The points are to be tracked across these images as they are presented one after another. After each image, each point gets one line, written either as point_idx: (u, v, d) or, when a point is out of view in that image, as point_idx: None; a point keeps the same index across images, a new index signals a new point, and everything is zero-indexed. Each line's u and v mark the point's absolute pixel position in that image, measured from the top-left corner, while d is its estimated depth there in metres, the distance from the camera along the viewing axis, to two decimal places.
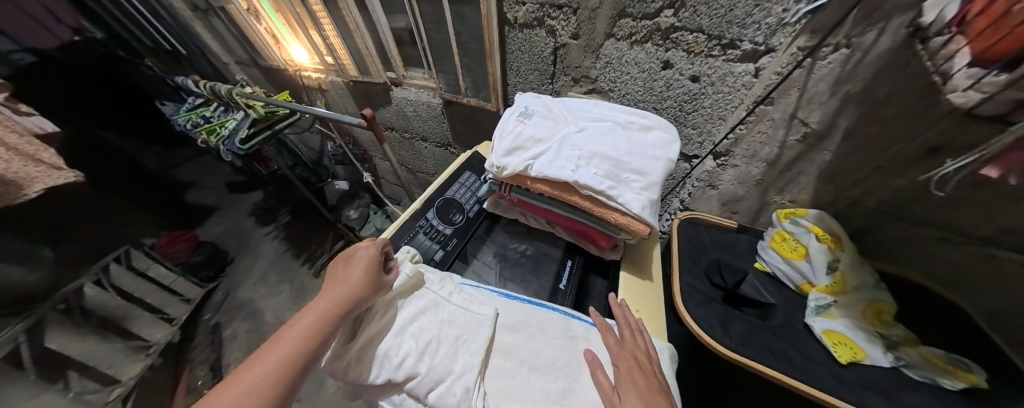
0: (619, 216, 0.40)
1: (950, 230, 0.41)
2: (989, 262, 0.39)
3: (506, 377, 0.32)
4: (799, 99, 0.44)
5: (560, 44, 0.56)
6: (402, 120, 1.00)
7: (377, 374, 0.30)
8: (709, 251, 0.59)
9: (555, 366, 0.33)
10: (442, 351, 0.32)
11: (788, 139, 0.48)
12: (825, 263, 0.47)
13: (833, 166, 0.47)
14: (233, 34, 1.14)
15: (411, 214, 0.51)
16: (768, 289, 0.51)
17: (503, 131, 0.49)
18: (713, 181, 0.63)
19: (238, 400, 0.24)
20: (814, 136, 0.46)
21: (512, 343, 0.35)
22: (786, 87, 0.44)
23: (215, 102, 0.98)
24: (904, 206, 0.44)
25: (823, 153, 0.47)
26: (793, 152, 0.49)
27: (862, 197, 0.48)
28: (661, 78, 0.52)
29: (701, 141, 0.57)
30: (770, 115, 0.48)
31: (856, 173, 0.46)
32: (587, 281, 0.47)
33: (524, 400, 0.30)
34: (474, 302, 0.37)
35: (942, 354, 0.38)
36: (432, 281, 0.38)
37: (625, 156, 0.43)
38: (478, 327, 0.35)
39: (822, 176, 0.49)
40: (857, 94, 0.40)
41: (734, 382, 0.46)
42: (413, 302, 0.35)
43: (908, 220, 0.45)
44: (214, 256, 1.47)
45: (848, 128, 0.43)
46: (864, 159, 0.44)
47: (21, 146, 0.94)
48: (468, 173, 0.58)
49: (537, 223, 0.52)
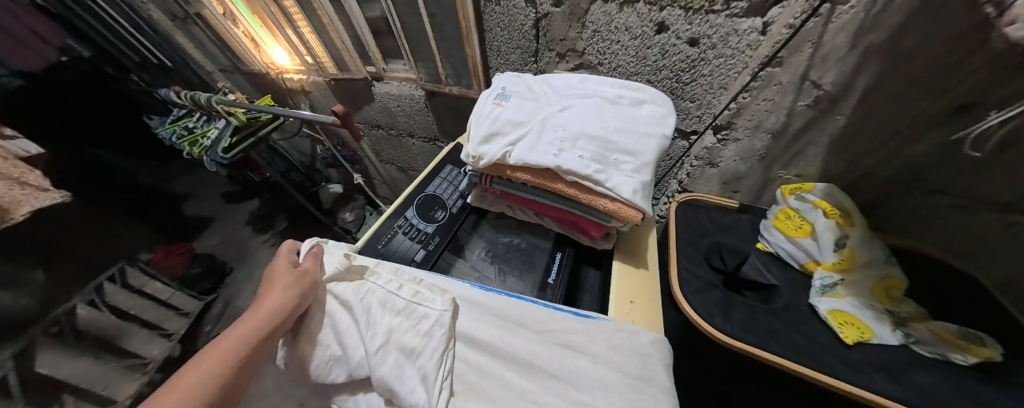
0: (608, 201, 0.36)
1: (972, 198, 0.38)
2: (1011, 230, 0.37)
3: (478, 374, 0.32)
4: (811, 57, 0.40)
5: (541, 15, 0.51)
6: (388, 116, 0.98)
7: (337, 373, 0.32)
8: (709, 234, 0.55)
9: (531, 365, 0.31)
10: (397, 355, 0.31)
11: (797, 105, 0.44)
12: (833, 240, 0.44)
13: (845, 134, 0.44)
14: (213, 41, 1.13)
15: (390, 211, 0.47)
16: (772, 270, 0.48)
17: (478, 116, 0.42)
18: (713, 159, 0.59)
19: (232, 351, 0.31)
20: (827, 99, 0.42)
21: (486, 340, 0.33)
22: (798, 42, 0.39)
23: (198, 111, 0.99)
24: (921, 173, 0.41)
25: (835, 119, 0.43)
26: (802, 120, 0.46)
27: (875, 167, 0.45)
28: (656, 44, 0.47)
29: (700, 114, 0.54)
30: (779, 79, 0.44)
31: (871, 141, 0.43)
32: (580, 273, 0.43)
33: (494, 401, 0.30)
34: (429, 296, 0.34)
35: (955, 328, 0.35)
36: (382, 275, 0.36)
37: (615, 135, 0.38)
38: (434, 328, 0.32)
39: (833, 146, 0.46)
40: (881, 46, 0.35)
41: (753, 371, 0.42)
42: (362, 299, 0.34)
43: (929, 190, 0.42)
44: (211, 268, 1.38)
45: (865, 88, 0.39)
46: (881, 123, 0.40)
47: (5, 170, 0.82)
48: (451, 166, 0.53)
49: (525, 216, 0.48)
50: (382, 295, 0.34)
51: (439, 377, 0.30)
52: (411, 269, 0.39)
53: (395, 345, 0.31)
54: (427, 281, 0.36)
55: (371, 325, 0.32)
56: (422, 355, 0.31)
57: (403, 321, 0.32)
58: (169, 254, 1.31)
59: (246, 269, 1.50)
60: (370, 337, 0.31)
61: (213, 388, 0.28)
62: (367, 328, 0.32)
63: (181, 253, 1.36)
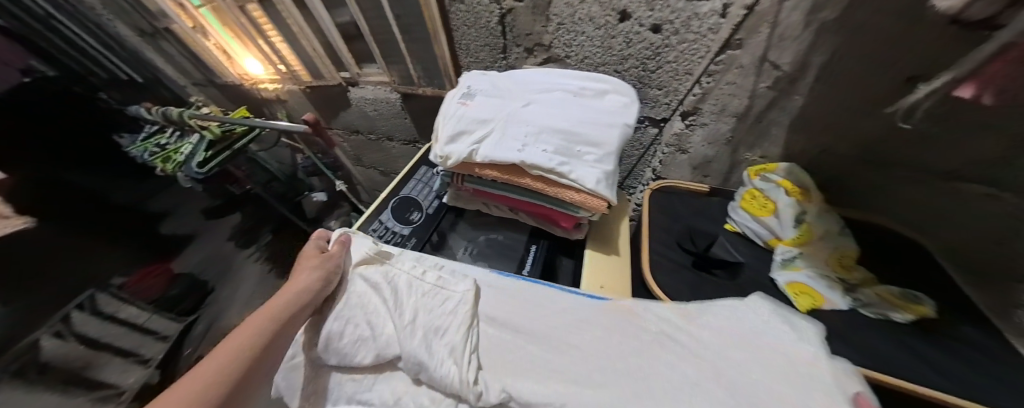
0: (575, 192, 0.37)
1: (920, 169, 0.41)
2: (952, 193, 0.39)
3: (502, 350, 0.34)
4: (769, 37, 0.40)
5: (506, 10, 0.51)
6: (366, 121, 0.98)
7: (365, 355, 0.34)
8: (682, 218, 0.57)
9: (548, 338, 0.35)
10: (420, 331, 0.34)
11: (758, 86, 0.46)
12: (793, 217, 0.46)
13: (805, 112, 0.45)
14: (181, 54, 1.09)
15: (366, 215, 0.48)
16: (739, 249, 0.51)
17: (445, 116, 0.42)
18: (682, 145, 0.62)
19: (265, 319, 0.32)
20: (785, 79, 0.43)
21: (505, 319, 0.37)
22: (754, 23, 0.39)
23: (171, 127, 0.97)
24: (871, 147, 0.44)
25: (794, 98, 0.45)
26: (765, 101, 0.47)
27: (833, 145, 0.47)
28: (620, 33, 0.47)
29: (668, 101, 0.55)
30: (739, 62, 0.44)
31: (829, 119, 0.44)
32: (555, 262, 0.45)
33: (521, 372, 0.31)
34: (451, 280, 0.39)
35: (896, 291, 0.39)
36: (404, 262, 0.41)
37: (578, 126, 0.39)
38: (457, 306, 0.36)
39: (794, 125, 0.48)
40: (833, 23, 0.35)
41: None
42: (388, 283, 0.38)
43: (876, 163, 0.45)
44: None
45: (821, 65, 0.39)
46: (838, 101, 0.42)
47: None
48: (425, 167, 0.54)
49: (500, 212, 0.49)
50: (408, 278, 0.39)
51: (465, 350, 0.32)
52: (432, 257, 0.45)
53: (420, 322, 0.35)
54: (445, 270, 0.41)
55: (398, 305, 0.36)
56: (448, 330, 0.34)
57: (429, 300, 0.37)
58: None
59: None
60: (398, 315, 0.35)
61: (254, 349, 0.30)
62: (395, 305, 0.36)
63: None
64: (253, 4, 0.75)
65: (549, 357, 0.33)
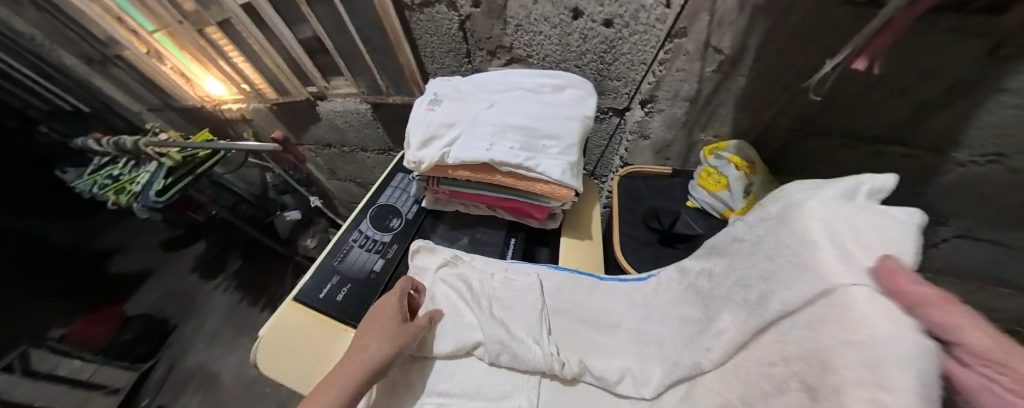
0: (544, 185, 0.39)
1: (849, 136, 0.45)
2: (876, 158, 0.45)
3: (571, 333, 0.37)
4: (710, 23, 0.41)
5: (464, 17, 0.52)
6: (337, 134, 0.98)
7: (443, 345, 0.34)
8: (647, 200, 0.60)
9: (606, 321, 0.37)
10: (501, 322, 0.35)
11: (705, 71, 0.47)
12: (741, 189, 0.51)
13: (748, 91, 0.47)
14: (137, 81, 1.05)
15: (345, 226, 0.49)
16: (698, 222, 0.56)
17: (413, 122, 0.44)
18: (644, 131, 0.61)
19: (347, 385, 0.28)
20: (728, 62, 0.44)
21: (569, 306, 0.39)
22: (696, 10, 0.40)
23: (124, 157, 0.92)
24: (810, 120, 0.47)
25: (738, 79, 0.46)
26: (712, 83, 0.48)
27: (778, 116, 0.49)
28: (575, 29, 0.48)
29: (628, 91, 0.56)
30: (686, 49, 0.45)
31: (770, 95, 0.46)
32: (532, 252, 0.48)
33: (593, 353, 0.35)
34: (520, 275, 0.40)
35: None
36: (472, 263, 0.42)
37: (539, 122, 0.41)
38: (529, 295, 0.38)
39: (740, 103, 0.50)
40: (765, 6, 0.36)
41: None
42: (463, 284, 0.39)
43: (813, 133, 0.48)
44: (146, 329, 1.36)
45: (759, 46, 0.40)
46: (776, 79, 0.44)
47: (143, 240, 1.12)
48: (401, 174, 0.56)
49: (478, 210, 0.51)
50: (481, 279, 0.40)
51: (542, 331, 0.35)
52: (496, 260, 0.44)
53: (506, 319, 0.36)
54: (511, 267, 0.42)
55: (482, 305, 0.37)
56: (522, 316, 0.36)
57: (503, 295, 0.38)
58: (93, 324, 1.29)
59: (195, 321, 1.43)
60: (481, 310, 0.36)
61: None
62: (473, 299, 0.38)
63: (107, 320, 1.33)
64: (210, 26, 0.74)
65: (619, 338, 0.36)
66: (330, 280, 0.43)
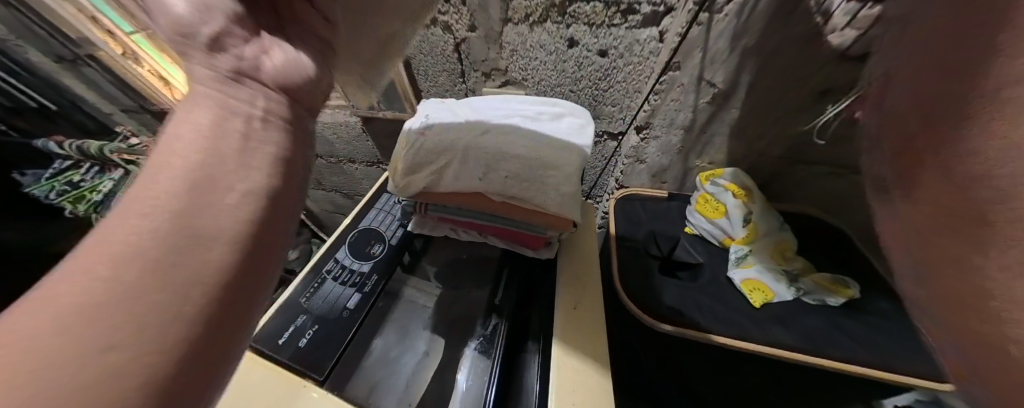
0: (538, 216, 0.40)
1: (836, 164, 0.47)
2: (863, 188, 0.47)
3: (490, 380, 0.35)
4: (702, 60, 0.41)
5: (459, 40, 0.50)
6: (326, 145, 0.94)
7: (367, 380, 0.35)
8: (645, 224, 0.57)
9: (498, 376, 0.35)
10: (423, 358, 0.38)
11: (699, 102, 0.46)
12: (740, 216, 0.50)
13: (740, 123, 0.47)
14: None
15: (321, 253, 0.44)
16: (698, 248, 0.53)
17: (402, 145, 0.41)
18: (640, 156, 0.58)
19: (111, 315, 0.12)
20: (721, 96, 0.44)
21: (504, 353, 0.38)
22: (688, 49, 0.41)
23: None
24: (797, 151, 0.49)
25: (731, 110, 0.46)
26: (707, 114, 0.47)
27: (766, 147, 0.50)
28: (571, 57, 0.47)
29: (622, 116, 0.53)
30: (680, 81, 0.45)
31: (762, 127, 0.47)
32: (530, 283, 0.44)
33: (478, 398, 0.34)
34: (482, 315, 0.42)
35: (829, 276, 0.46)
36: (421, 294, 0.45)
37: (538, 150, 0.39)
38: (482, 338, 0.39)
39: (733, 134, 0.49)
40: (754, 48, 0.38)
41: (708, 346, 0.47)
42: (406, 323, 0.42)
43: (804, 162, 0.50)
44: None
45: (749, 82, 0.41)
46: (765, 113, 0.45)
47: None
48: (387, 195, 0.53)
49: (468, 236, 0.47)
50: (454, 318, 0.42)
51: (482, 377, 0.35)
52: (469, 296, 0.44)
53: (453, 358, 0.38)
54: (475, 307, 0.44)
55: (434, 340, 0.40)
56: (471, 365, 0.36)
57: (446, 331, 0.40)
58: None
59: None
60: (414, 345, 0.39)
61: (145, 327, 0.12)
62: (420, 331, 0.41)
63: None
64: None
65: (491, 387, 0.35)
66: (294, 321, 0.38)
